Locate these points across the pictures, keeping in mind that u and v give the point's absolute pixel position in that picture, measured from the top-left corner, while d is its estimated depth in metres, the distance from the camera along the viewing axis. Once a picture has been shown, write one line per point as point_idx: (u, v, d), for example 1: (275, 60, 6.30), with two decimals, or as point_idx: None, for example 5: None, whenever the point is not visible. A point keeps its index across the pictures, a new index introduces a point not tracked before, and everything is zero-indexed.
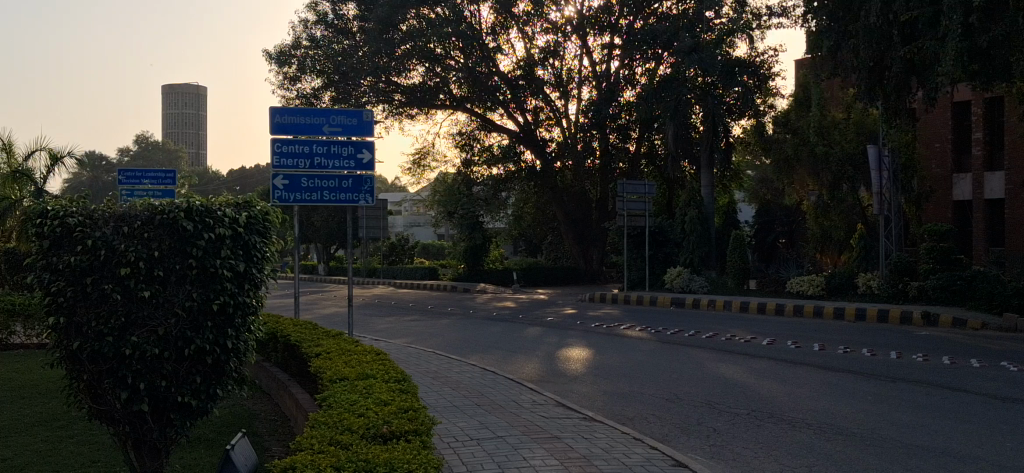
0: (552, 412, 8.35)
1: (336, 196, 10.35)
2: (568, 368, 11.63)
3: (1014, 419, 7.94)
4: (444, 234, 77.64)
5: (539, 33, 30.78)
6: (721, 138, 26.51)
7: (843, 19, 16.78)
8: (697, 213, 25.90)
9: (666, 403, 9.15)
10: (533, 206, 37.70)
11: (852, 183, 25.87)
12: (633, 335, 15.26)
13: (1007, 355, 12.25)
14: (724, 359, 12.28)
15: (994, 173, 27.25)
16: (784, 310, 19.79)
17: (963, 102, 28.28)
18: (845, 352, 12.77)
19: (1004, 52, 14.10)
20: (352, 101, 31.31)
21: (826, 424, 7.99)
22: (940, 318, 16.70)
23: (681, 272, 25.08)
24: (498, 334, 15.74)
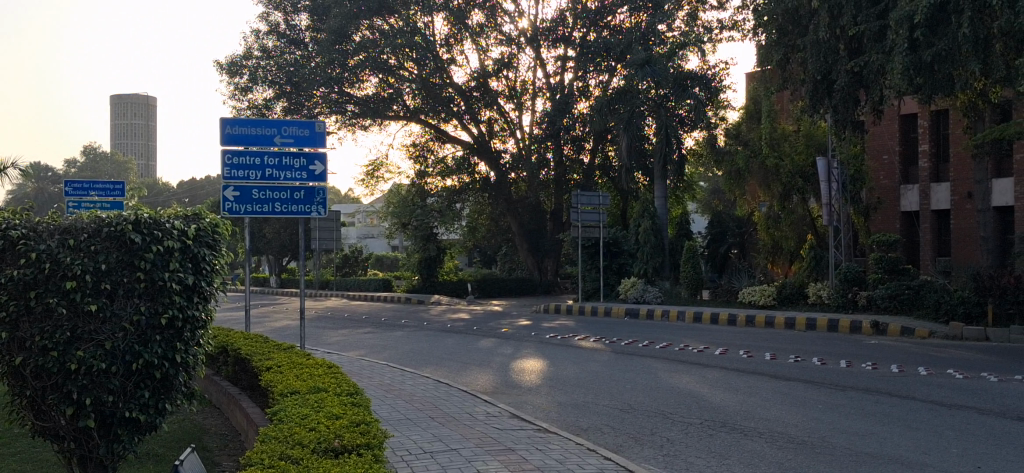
0: (506, 424, 8.33)
1: (288, 207, 10.14)
2: (524, 380, 11.63)
3: (959, 426, 8.12)
4: (398, 245, 77.42)
5: (493, 45, 31.13)
6: (674, 149, 26.76)
7: (791, 33, 17.04)
8: (651, 224, 26.11)
9: (620, 414, 9.19)
10: (487, 217, 37.70)
11: (800, 194, 26.28)
12: (588, 345, 15.33)
13: (954, 363, 12.52)
14: (676, 369, 12.38)
15: (940, 184, 27.93)
16: (736, 320, 20.02)
17: (909, 114, 28.87)
18: (796, 361, 12.97)
19: (948, 67, 14.35)
20: (304, 111, 31.06)
21: (776, 433, 8.09)
22: (889, 326, 17.03)
23: (635, 283, 25.21)
24: (454, 346, 15.70)
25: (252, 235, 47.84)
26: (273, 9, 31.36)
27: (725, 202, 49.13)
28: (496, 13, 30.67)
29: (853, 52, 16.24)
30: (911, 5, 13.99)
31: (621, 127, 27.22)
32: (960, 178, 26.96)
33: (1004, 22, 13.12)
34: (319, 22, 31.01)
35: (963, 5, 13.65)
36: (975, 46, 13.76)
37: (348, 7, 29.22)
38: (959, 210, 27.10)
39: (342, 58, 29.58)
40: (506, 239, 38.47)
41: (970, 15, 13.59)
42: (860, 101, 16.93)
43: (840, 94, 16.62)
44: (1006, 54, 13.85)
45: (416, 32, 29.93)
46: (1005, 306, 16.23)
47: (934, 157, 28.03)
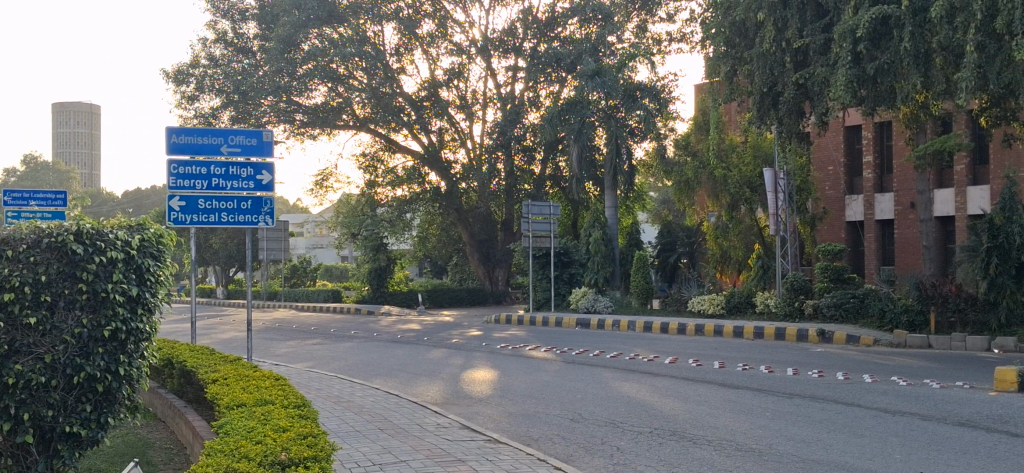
0: (457, 435, 8.27)
1: (235, 217, 9.97)
2: (474, 390, 11.58)
3: (904, 432, 8.23)
4: (348, 255, 76.97)
5: (444, 54, 31.05)
6: (624, 160, 26.82)
7: (738, 45, 17.22)
8: (601, 234, 26.25)
9: (571, 423, 9.18)
10: (438, 228, 37.58)
11: (748, 205, 26.59)
12: (539, 355, 15.33)
13: (898, 370, 12.73)
14: (627, 378, 12.41)
15: (884, 195, 28.45)
16: (685, 329, 20.16)
17: (853, 126, 29.38)
18: (743, 369, 13.09)
19: (890, 80, 14.57)
20: (252, 120, 30.67)
21: (724, 440, 8.14)
22: (835, 334, 17.28)
23: (586, 293, 25.26)
24: (405, 356, 15.61)
25: (198, 245, 47.20)
26: (221, 18, 31.12)
27: (673, 212, 49.58)
28: (446, 24, 30.81)
29: (798, 64, 16.44)
30: (852, 19, 14.30)
31: (571, 137, 27.34)
32: (903, 189, 27.49)
33: (943, 37, 13.41)
34: (268, 31, 30.86)
35: (904, 20, 13.93)
36: (916, 59, 14.03)
37: (297, 14, 29.12)
38: (903, 220, 27.62)
39: (290, 66, 29.38)
40: (456, 249, 38.39)
41: (911, 30, 13.86)
42: (805, 113, 17.17)
43: (785, 106, 16.83)
44: (946, 68, 14.13)
45: (366, 41, 29.79)
46: (947, 314, 16.57)
47: (878, 168, 28.55)
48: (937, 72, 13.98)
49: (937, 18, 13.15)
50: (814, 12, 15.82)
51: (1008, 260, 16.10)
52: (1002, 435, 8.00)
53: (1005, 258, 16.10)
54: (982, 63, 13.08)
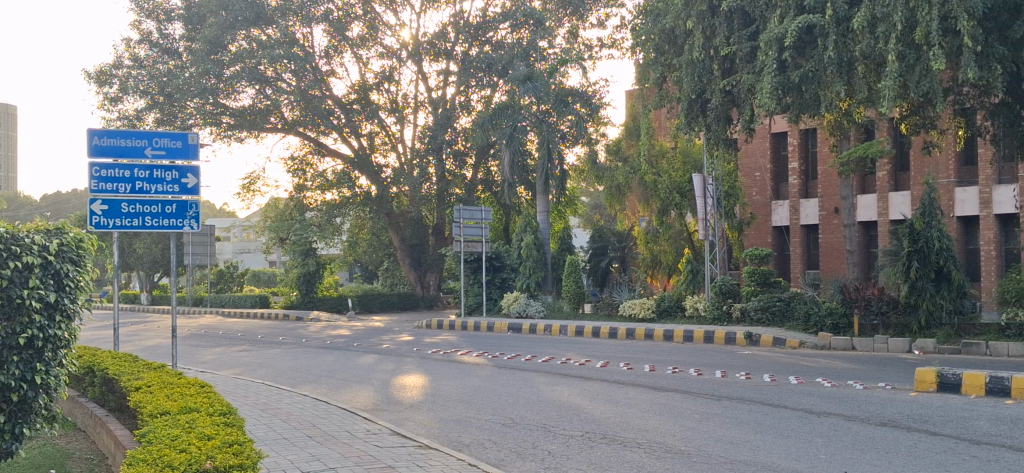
0: (387, 441, 8.16)
1: (159, 222, 9.68)
2: (405, 396, 11.46)
3: (828, 432, 8.37)
4: (277, 260, 75.94)
5: (374, 57, 30.84)
6: (555, 165, 26.85)
7: (667, 52, 17.41)
8: (533, 239, 26.34)
9: (502, 428, 9.14)
10: (368, 233, 37.20)
11: (678, 210, 26.97)
12: (470, 360, 15.26)
13: (823, 372, 12.97)
14: (556, 382, 12.43)
15: (809, 200, 29.07)
16: (616, 333, 20.31)
17: (779, 132, 29.92)
18: (672, 373, 13.21)
19: (814, 87, 14.83)
20: (177, 123, 30.02)
21: (654, 443, 8.18)
22: (761, 337, 17.59)
23: (517, 297, 25.19)
24: (334, 363, 15.39)
25: (121, 250, 46.05)
26: (145, 18, 30.47)
27: (605, 217, 49.98)
28: (376, 26, 30.58)
29: (726, 71, 16.63)
30: (779, 29, 14.44)
31: (503, 142, 27.24)
32: (827, 195, 28.12)
33: (865, 47, 13.64)
34: (194, 32, 30.31)
35: (828, 29, 14.21)
36: (839, 67, 14.31)
37: (225, 16, 28.79)
38: (827, 225, 28.26)
39: (217, 68, 28.91)
40: (387, 254, 38.07)
41: (835, 39, 14.14)
42: (732, 120, 17.28)
43: (713, 113, 16.97)
44: (867, 77, 14.41)
45: (294, 43, 29.40)
46: (869, 317, 16.95)
47: (803, 174, 29.13)
48: (859, 81, 14.26)
49: (860, 28, 13.37)
50: (741, 20, 15.93)
51: (927, 263, 16.41)
52: (922, 433, 8.18)
53: (925, 261, 16.42)
54: (903, 71, 13.43)
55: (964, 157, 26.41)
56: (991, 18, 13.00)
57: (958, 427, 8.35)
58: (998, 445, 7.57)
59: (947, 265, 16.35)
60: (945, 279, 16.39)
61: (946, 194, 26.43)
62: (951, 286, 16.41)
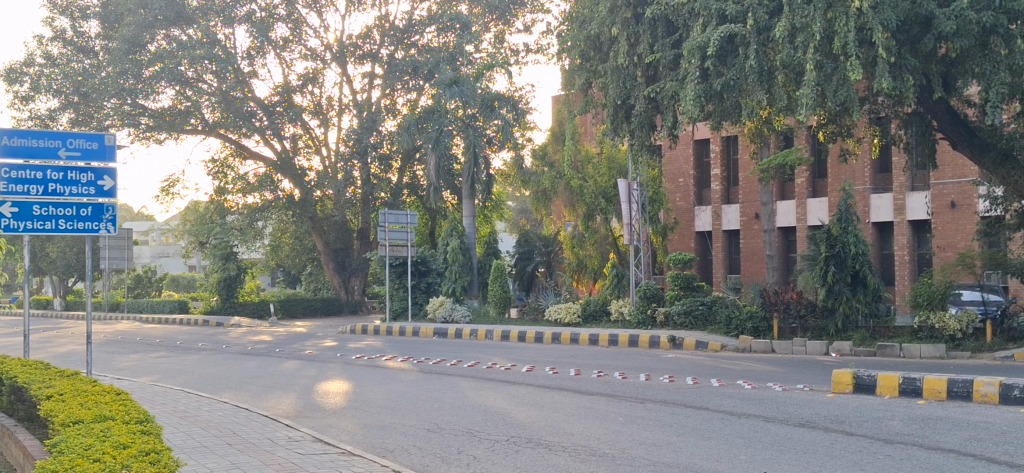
0: (308, 448, 8.03)
1: (73, 225, 9.06)
2: (328, 402, 11.29)
3: (749, 434, 8.49)
4: (196, 264, 74.33)
5: (297, 59, 30.38)
6: (481, 169, 26.82)
7: (592, 58, 17.53)
8: (459, 243, 26.25)
9: (426, 434, 9.07)
10: (291, 238, 36.51)
11: (604, 215, 27.37)
12: (395, 365, 15.13)
13: (743, 374, 13.19)
14: (482, 387, 12.39)
15: (730, 206, 29.60)
16: (542, 337, 20.36)
17: (702, 139, 30.35)
18: (596, 376, 13.28)
19: (735, 95, 15.10)
20: (93, 123, 29.22)
21: (579, 446, 8.20)
22: (685, 340, 17.83)
23: (443, 302, 25.03)
24: (254, 369, 15.10)
25: (32, 255, 44.55)
26: (59, 15, 29.62)
27: (531, 222, 50.16)
28: (299, 28, 30.18)
29: (649, 78, 16.77)
30: (702, 37, 14.60)
31: (429, 146, 27.06)
32: (748, 201, 28.67)
33: (785, 56, 13.84)
34: (110, 31, 29.60)
35: (749, 38, 14.42)
36: (760, 76, 14.55)
37: (143, 15, 28.23)
38: (748, 230, 28.82)
39: (135, 68, 28.31)
40: (310, 258, 37.54)
41: (755, 48, 14.35)
42: (656, 126, 17.39)
43: (637, 119, 17.09)
44: (787, 86, 14.66)
45: (215, 43, 28.84)
46: (788, 320, 17.34)
47: (724, 180, 29.64)
48: (779, 89, 14.50)
49: (780, 37, 13.52)
50: (665, 28, 16.12)
51: (844, 268, 16.79)
52: (838, 434, 8.35)
53: (842, 266, 16.79)
54: (821, 81, 13.71)
55: (878, 164, 27.20)
56: (904, 30, 13.36)
57: (872, 427, 8.55)
58: (911, 444, 7.77)
59: (862, 270, 16.76)
60: (860, 283, 16.82)
61: (862, 200, 27.14)
62: (867, 290, 16.83)
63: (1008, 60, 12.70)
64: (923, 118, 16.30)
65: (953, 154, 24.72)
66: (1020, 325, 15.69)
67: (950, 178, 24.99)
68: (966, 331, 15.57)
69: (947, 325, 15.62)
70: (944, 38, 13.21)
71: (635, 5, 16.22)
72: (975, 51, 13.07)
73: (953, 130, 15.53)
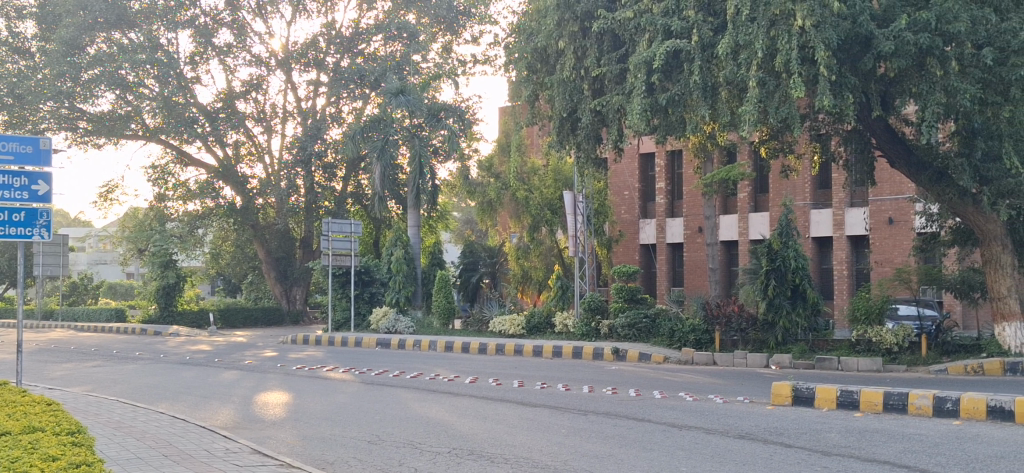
0: (247, 460, 7.88)
1: (4, 230, 8.82)
2: (267, 413, 11.12)
3: (690, 446, 8.54)
4: (133, 272, 73.01)
5: (242, 65, 30.02)
6: (426, 180, 26.71)
7: (539, 70, 17.55)
8: (403, 253, 26.08)
9: (367, 446, 8.96)
10: (231, 246, 35.81)
11: (549, 227, 27.55)
12: (336, 377, 14.95)
13: (686, 386, 13.27)
14: (424, 398, 12.30)
15: (674, 219, 29.89)
16: (486, 348, 20.31)
17: (647, 153, 30.59)
18: (540, 387, 13.26)
19: (680, 109, 15.24)
20: (28, 126, 28.55)
21: (522, 458, 8.17)
22: (628, 352, 17.91)
23: (386, 313, 24.84)
24: (192, 379, 14.81)
25: None
26: None
27: (476, 233, 50.14)
28: (244, 34, 29.82)
29: (595, 91, 16.82)
30: (647, 52, 14.68)
31: (374, 155, 26.86)
32: (691, 215, 28.98)
33: (729, 72, 14.03)
34: (47, 32, 29.02)
35: (694, 54, 14.56)
36: (704, 92, 14.67)
37: (83, 16, 27.72)
38: (692, 243, 29.14)
39: (73, 71, 27.77)
40: (251, 266, 37.01)
41: (700, 64, 14.51)
42: (601, 139, 17.47)
43: (583, 132, 17.16)
44: (730, 102, 14.85)
45: (157, 47, 28.42)
46: (730, 333, 17.53)
47: (669, 194, 29.92)
48: (722, 105, 14.65)
49: (724, 54, 13.71)
50: (611, 42, 16.22)
51: (784, 282, 16.99)
52: (777, 445, 8.43)
53: (782, 280, 16.99)
54: (763, 98, 13.91)
55: (818, 181, 27.63)
56: (845, 49, 13.60)
57: (810, 440, 8.64)
58: (847, 456, 7.87)
59: (802, 284, 16.99)
60: (800, 297, 17.04)
61: (802, 216, 27.54)
62: (806, 304, 17.07)
63: (944, 80, 13.01)
64: (862, 136, 16.60)
65: (891, 172, 25.23)
66: (953, 339, 16.01)
67: (888, 195, 25.49)
68: (902, 344, 15.90)
69: (883, 339, 15.93)
70: (883, 57, 13.48)
71: (582, 19, 16.29)
72: (913, 70, 13.38)
73: (891, 148, 15.85)
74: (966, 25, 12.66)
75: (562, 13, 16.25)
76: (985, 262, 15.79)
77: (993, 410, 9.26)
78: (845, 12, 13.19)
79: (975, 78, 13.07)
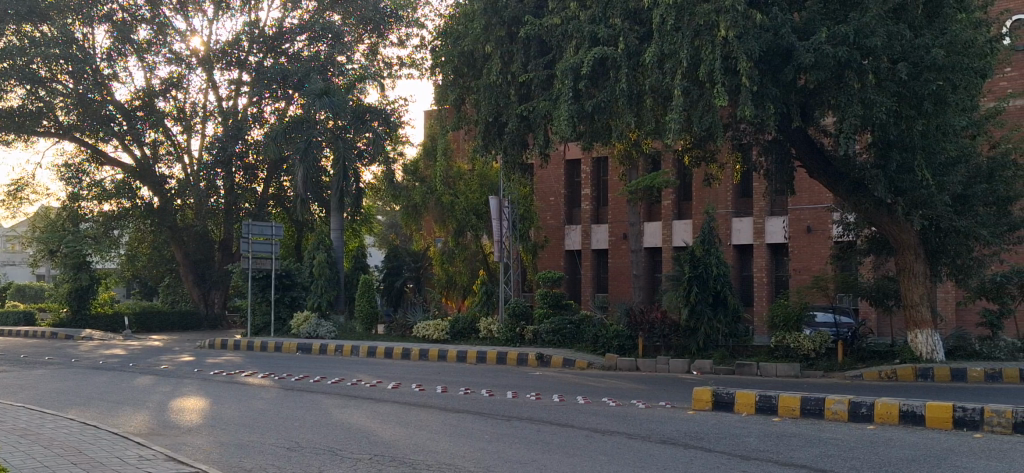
0: (161, 468, 7.63)
1: None
2: (183, 419, 10.81)
3: (613, 450, 8.54)
4: (43, 274, 70.83)
5: (161, 63, 29.31)
6: (350, 182, 26.43)
7: (466, 74, 17.46)
8: (325, 257, 25.66)
9: (287, 452, 8.76)
10: (148, 248, 34.95)
11: (474, 232, 27.60)
12: (254, 382, 14.63)
13: (608, 392, 13.30)
14: (346, 404, 12.08)
15: (599, 226, 30.11)
16: (409, 354, 20.11)
17: (573, 159, 30.73)
18: (463, 393, 13.16)
19: (606, 117, 15.33)
20: None
21: (445, 464, 8.06)
22: (552, 357, 17.91)
23: (308, 318, 24.43)
24: (104, 385, 14.33)
25: None
26: None
27: (400, 238, 49.86)
28: (164, 31, 29.08)
29: (522, 96, 16.77)
30: (574, 58, 14.71)
31: (297, 157, 26.47)
32: (616, 221, 29.22)
33: (654, 81, 14.16)
34: None
35: (620, 61, 14.63)
36: (629, 99, 14.76)
37: None
38: (616, 250, 29.38)
39: None
40: (169, 269, 36.14)
41: (626, 72, 14.58)
42: (527, 145, 17.47)
43: (510, 137, 17.12)
44: (655, 110, 14.95)
45: (72, 42, 27.86)
46: (653, 339, 17.65)
47: (594, 200, 30.10)
48: (647, 113, 14.76)
49: (649, 62, 13.81)
50: (538, 48, 16.21)
51: (705, 289, 17.17)
52: (697, 450, 8.48)
53: (704, 287, 17.17)
54: (687, 106, 14.05)
55: (740, 189, 28.06)
56: (766, 60, 13.75)
57: (730, 444, 8.72)
58: (766, 460, 7.94)
59: (723, 291, 17.20)
60: (721, 304, 17.27)
61: (724, 223, 27.97)
62: (727, 311, 17.29)
63: (861, 93, 13.26)
64: (783, 146, 16.88)
65: (810, 182, 25.82)
66: (868, 346, 16.43)
67: (807, 204, 26.07)
68: (819, 350, 16.22)
69: (801, 345, 16.23)
70: (803, 69, 13.72)
71: (509, 24, 16.30)
72: (831, 82, 13.58)
73: (810, 158, 16.12)
74: (882, 40, 12.97)
75: (489, 17, 16.20)
76: (899, 270, 16.18)
77: (906, 415, 9.48)
78: (767, 23, 13.33)
79: (890, 91, 13.40)
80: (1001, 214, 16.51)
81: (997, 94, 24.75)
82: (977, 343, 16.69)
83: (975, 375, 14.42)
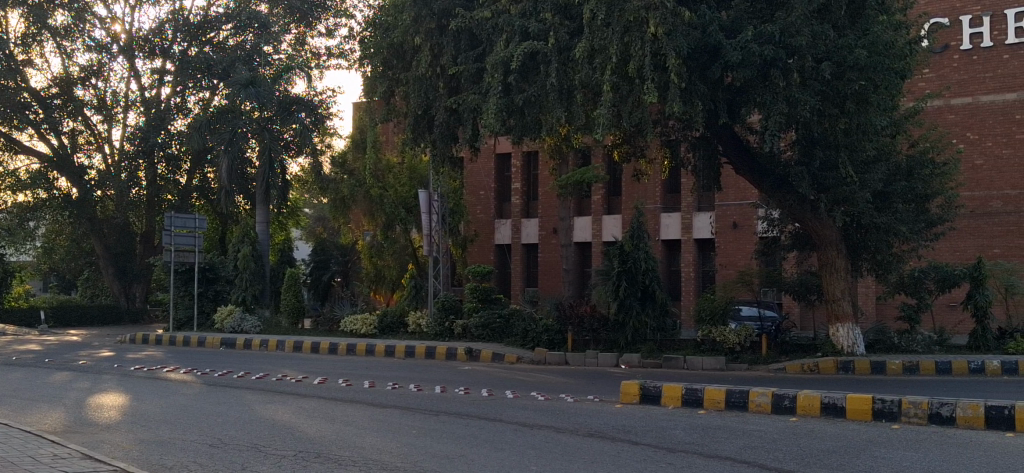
0: (76, 467, 7.37)
1: None
2: (101, 417, 10.50)
3: (541, 444, 8.52)
4: None
5: (80, 50, 28.58)
6: (277, 174, 26.19)
7: (396, 67, 17.28)
8: (251, 250, 25.20)
9: (208, 449, 8.56)
10: (66, 239, 33.96)
11: (403, 225, 27.41)
12: (176, 378, 14.30)
13: (537, 386, 13.28)
14: (271, 400, 11.88)
15: (529, 220, 30.17)
16: (337, 348, 19.88)
17: (503, 153, 30.69)
18: (390, 388, 13.05)
19: (535, 111, 15.31)
20: None
21: (371, 460, 7.95)
22: (481, 352, 17.89)
23: (232, 312, 23.96)
24: (18, 381, 13.86)
25: None
26: None
27: (329, 230, 49.33)
28: (83, 17, 28.16)
29: (452, 90, 16.68)
30: (505, 52, 14.67)
31: (222, 148, 25.95)
32: (546, 216, 29.35)
33: (584, 76, 14.21)
34: None
35: (549, 56, 14.61)
36: (560, 94, 14.76)
37: None
38: (547, 244, 29.51)
39: None
40: (87, 261, 35.20)
41: (556, 67, 14.58)
42: (456, 138, 17.38)
43: (439, 130, 17.00)
44: (585, 105, 14.97)
45: None
46: (582, 333, 17.77)
47: (524, 195, 30.14)
48: (577, 107, 14.78)
49: (579, 58, 13.81)
50: (468, 41, 16.12)
51: (633, 284, 17.29)
52: (625, 443, 8.52)
53: (633, 282, 17.29)
54: (616, 102, 14.09)
55: (668, 185, 28.37)
56: (694, 58, 13.87)
57: (657, 437, 8.78)
58: (690, 452, 7.99)
59: (651, 285, 17.34)
60: (649, 298, 17.39)
61: (653, 218, 28.16)
62: (655, 305, 17.46)
63: (787, 91, 13.47)
64: (709, 142, 17.06)
65: (736, 179, 26.35)
66: (791, 340, 16.78)
67: (733, 200, 26.64)
68: (744, 344, 16.49)
69: (727, 339, 16.47)
70: (730, 67, 13.87)
71: (439, 16, 16.08)
72: (757, 81, 13.76)
73: (737, 156, 16.31)
74: (807, 39, 13.21)
75: (419, 9, 15.97)
76: (821, 266, 16.50)
77: (827, 406, 9.66)
78: (695, 21, 13.51)
79: (814, 90, 13.64)
80: (920, 211, 16.94)
81: (915, 95, 25.38)
82: (895, 336, 17.14)
83: (894, 368, 14.78)
